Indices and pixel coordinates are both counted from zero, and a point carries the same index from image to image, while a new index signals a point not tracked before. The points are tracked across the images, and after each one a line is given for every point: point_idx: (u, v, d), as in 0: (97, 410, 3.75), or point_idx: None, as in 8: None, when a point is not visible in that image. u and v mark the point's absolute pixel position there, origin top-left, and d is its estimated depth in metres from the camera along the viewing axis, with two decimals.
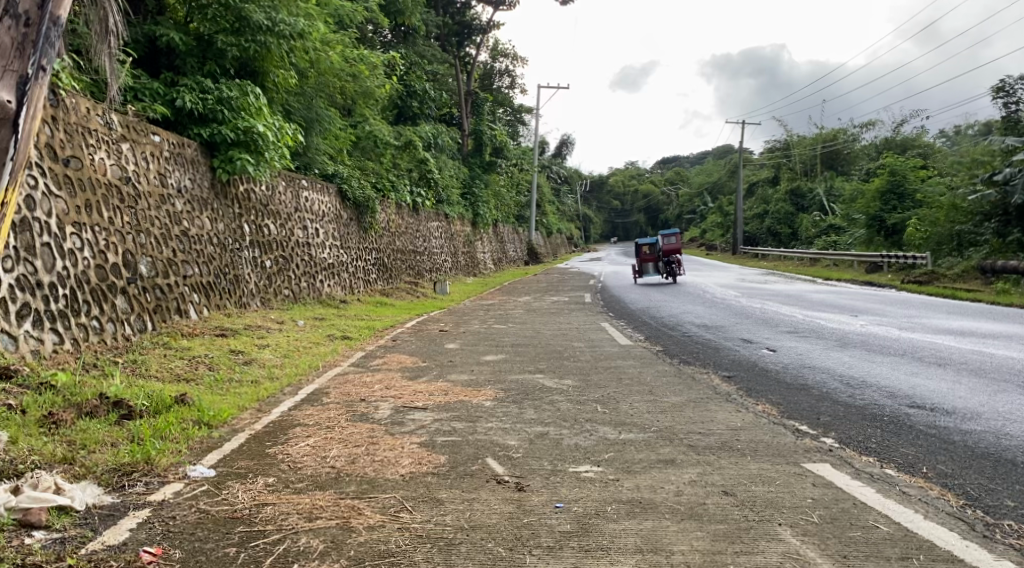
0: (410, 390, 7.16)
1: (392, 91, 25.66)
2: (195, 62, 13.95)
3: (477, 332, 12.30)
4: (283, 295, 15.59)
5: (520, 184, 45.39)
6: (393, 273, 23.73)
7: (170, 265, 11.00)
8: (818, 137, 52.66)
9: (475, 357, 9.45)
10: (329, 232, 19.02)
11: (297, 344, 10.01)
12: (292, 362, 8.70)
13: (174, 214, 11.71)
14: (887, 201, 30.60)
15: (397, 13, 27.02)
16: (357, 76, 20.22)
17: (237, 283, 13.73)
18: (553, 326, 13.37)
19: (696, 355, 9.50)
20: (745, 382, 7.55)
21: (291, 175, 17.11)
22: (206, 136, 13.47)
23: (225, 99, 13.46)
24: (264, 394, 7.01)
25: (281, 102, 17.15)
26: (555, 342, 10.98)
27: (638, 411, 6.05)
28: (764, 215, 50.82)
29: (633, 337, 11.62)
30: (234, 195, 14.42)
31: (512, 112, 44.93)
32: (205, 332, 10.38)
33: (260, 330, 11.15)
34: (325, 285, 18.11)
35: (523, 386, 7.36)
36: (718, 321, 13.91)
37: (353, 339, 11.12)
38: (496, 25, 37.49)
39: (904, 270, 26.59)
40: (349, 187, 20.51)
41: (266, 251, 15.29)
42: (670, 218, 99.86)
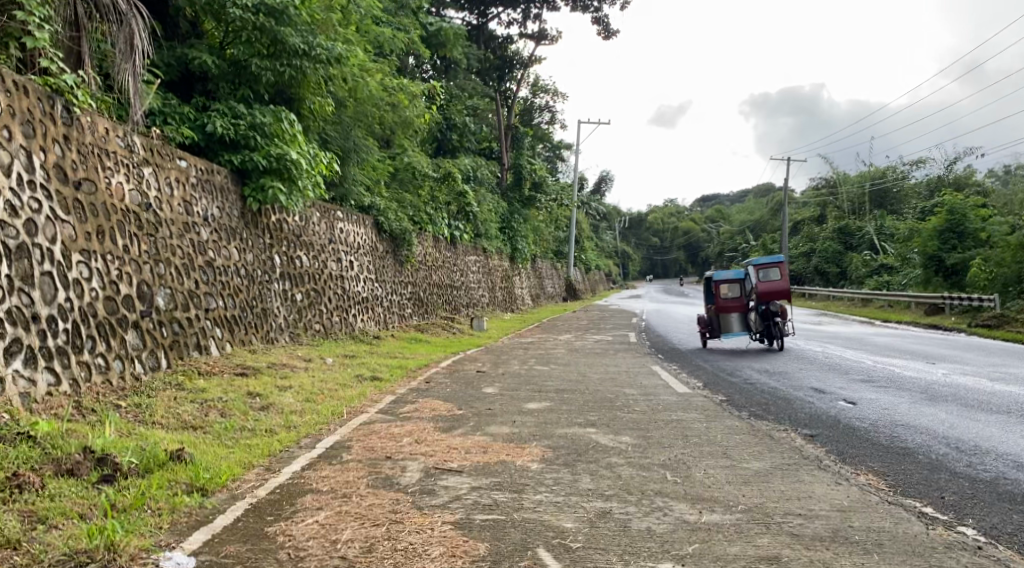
0: (445, 446, 6.19)
1: (431, 122, 25.08)
2: (228, 86, 13.36)
3: (518, 375, 11.32)
4: (313, 330, 14.81)
5: (558, 219, 44.60)
6: (429, 307, 22.92)
7: (192, 299, 10.25)
8: (867, 174, 51.29)
9: (517, 405, 8.46)
10: (364, 265, 18.27)
11: (322, 386, 9.12)
12: (314, 409, 7.77)
13: (199, 244, 10.99)
14: (946, 240, 29.11)
15: (438, 46, 26.52)
16: (396, 106, 19.56)
17: (265, 317, 12.98)
18: (601, 369, 12.34)
19: (768, 408, 8.42)
20: (833, 445, 6.47)
21: (326, 205, 16.44)
22: (237, 162, 12.82)
23: (259, 124, 12.79)
24: (276, 449, 6.11)
25: (318, 130, 16.56)
26: (605, 388, 9.97)
27: (716, 482, 5.04)
28: (810, 253, 49.27)
29: (691, 383, 10.56)
30: (265, 225, 13.74)
31: (552, 148, 44.31)
32: (225, 371, 9.56)
33: (285, 369, 10.31)
34: (359, 320, 17.31)
35: (575, 443, 6.38)
36: (781, 367, 12.77)
37: (385, 380, 10.24)
38: (537, 60, 37.01)
39: (969, 312, 25.12)
40: (385, 219, 19.89)
41: (297, 284, 14.55)
42: (711, 256, 98.18)
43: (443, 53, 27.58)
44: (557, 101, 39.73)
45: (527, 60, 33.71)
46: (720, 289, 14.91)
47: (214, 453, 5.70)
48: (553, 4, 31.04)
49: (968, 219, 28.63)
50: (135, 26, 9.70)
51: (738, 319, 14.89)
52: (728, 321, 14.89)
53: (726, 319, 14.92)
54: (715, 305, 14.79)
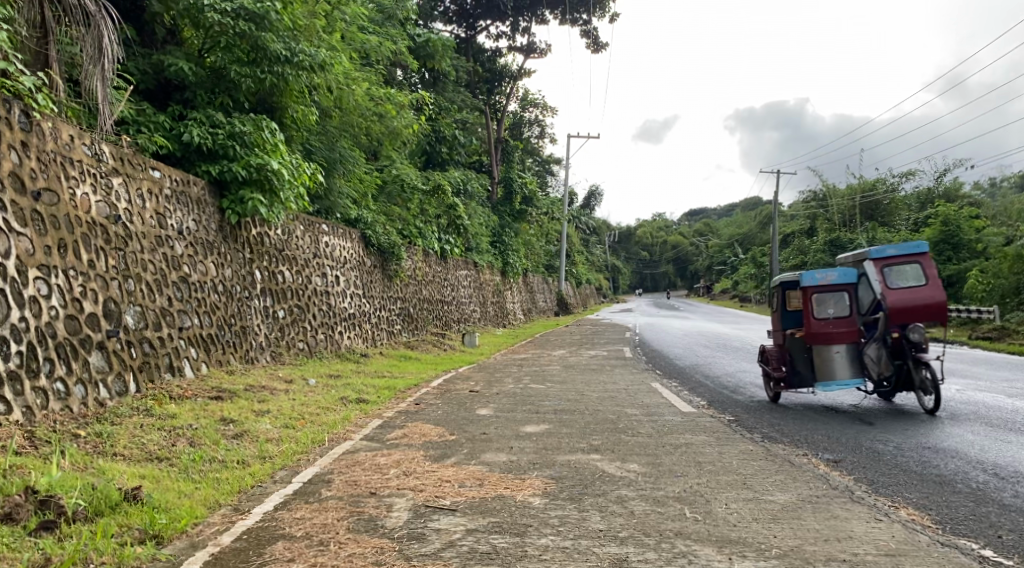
0: (437, 479, 5.63)
1: (419, 135, 24.55)
2: (206, 94, 12.81)
3: (513, 394, 10.72)
4: (297, 348, 14.20)
5: (548, 233, 44.08)
6: (420, 323, 22.34)
7: (164, 316, 9.64)
8: (857, 187, 51.07)
9: (514, 428, 7.89)
10: (351, 280, 17.70)
11: (302, 410, 8.51)
12: (292, 436, 7.17)
13: (173, 259, 10.41)
14: (941, 251, 28.75)
15: (427, 58, 26.08)
16: (383, 116, 19.06)
17: (245, 335, 12.37)
18: (599, 387, 11.76)
19: (780, 430, 7.86)
20: (860, 472, 5.92)
21: (310, 218, 15.87)
22: (215, 173, 12.26)
23: (237, 133, 12.26)
24: (248, 484, 5.53)
25: (301, 140, 16.01)
26: (605, 409, 9.39)
27: (740, 519, 4.55)
28: (802, 266, 48.98)
29: (694, 403, 10.01)
30: (244, 239, 13.16)
31: (543, 161, 44.03)
32: (198, 394, 8.94)
33: (263, 391, 9.68)
34: (345, 337, 16.67)
35: (580, 473, 5.83)
36: None
37: (370, 402, 9.67)
38: (526, 73, 36.71)
39: (969, 325, 24.72)
40: (373, 232, 19.37)
41: (279, 300, 13.95)
42: (701, 269, 97.96)
43: (432, 65, 27.20)
44: (546, 115, 39.39)
45: (516, 73, 33.86)
46: (818, 304, 9.16)
47: (176, 492, 5.14)
48: (541, 17, 30.76)
49: (963, 230, 28.29)
50: (103, 28, 9.09)
51: (848, 354, 9.14)
52: (829, 358, 9.19)
53: (826, 355, 9.20)
54: (808, 332, 9.14)
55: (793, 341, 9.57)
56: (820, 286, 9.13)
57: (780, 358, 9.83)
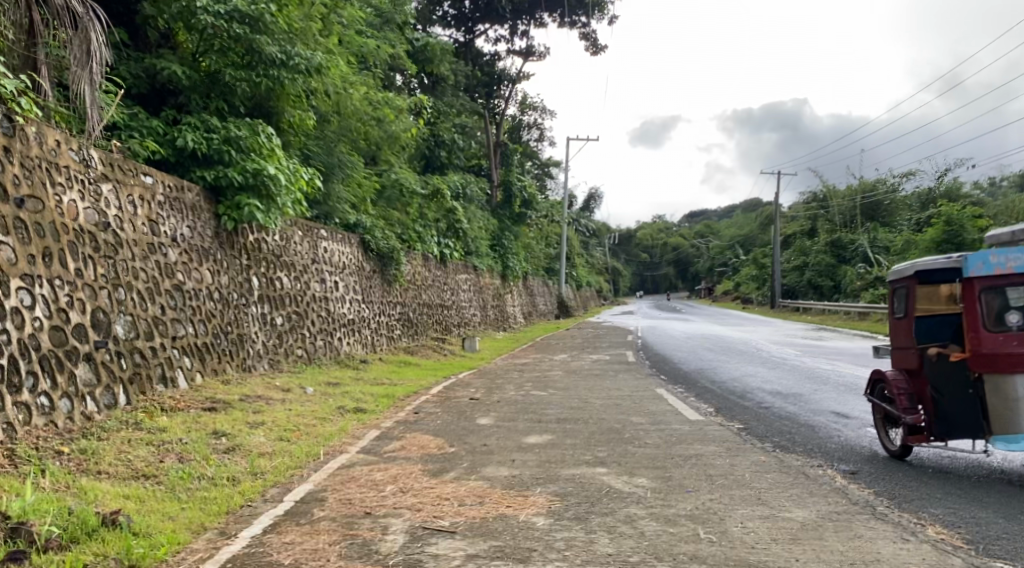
0: (435, 497, 5.34)
1: (418, 138, 24.27)
2: (200, 98, 12.52)
3: (514, 402, 10.43)
4: (295, 356, 13.91)
5: (548, 236, 43.83)
6: (419, 328, 22.06)
7: (156, 326, 9.35)
8: (858, 187, 50.78)
9: (515, 440, 7.60)
10: (349, 285, 17.41)
11: (297, 422, 8.22)
12: (285, 450, 6.88)
13: (167, 267, 10.13)
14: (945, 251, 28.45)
15: (425, 61, 25.81)
16: (381, 120, 18.80)
17: (242, 343, 12.09)
18: (603, 393, 11.47)
19: (792, 439, 7.57)
20: (883, 486, 5.63)
21: (308, 224, 15.60)
22: (210, 178, 11.98)
23: (232, 137, 11.99)
24: (236, 504, 5.26)
25: (298, 145, 15.75)
26: (610, 417, 9.10)
27: (756, 541, 4.30)
28: (803, 267, 48.70)
29: (703, 410, 9.72)
30: (242, 245, 12.88)
31: (542, 164, 43.76)
32: (192, 406, 8.65)
33: (259, 402, 9.38)
34: (344, 344, 16.39)
35: (586, 489, 5.56)
36: (793, 388, 11.95)
37: (368, 412, 9.38)
38: (525, 76, 36.45)
39: None
40: (372, 237, 19.08)
41: (277, 307, 13.67)
42: (701, 271, 97.71)
43: (430, 69, 26.94)
44: (545, 117, 39.17)
45: (515, 76, 33.60)
46: (993, 308, 5.98)
47: (160, 516, 4.88)
48: (540, 19, 30.49)
49: (966, 230, 27.98)
50: (92, 31, 8.69)
51: None
52: (1010, 395, 5.90)
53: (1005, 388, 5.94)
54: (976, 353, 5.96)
55: (948, 368, 6.30)
56: (991, 282, 5.97)
57: (918, 395, 6.66)
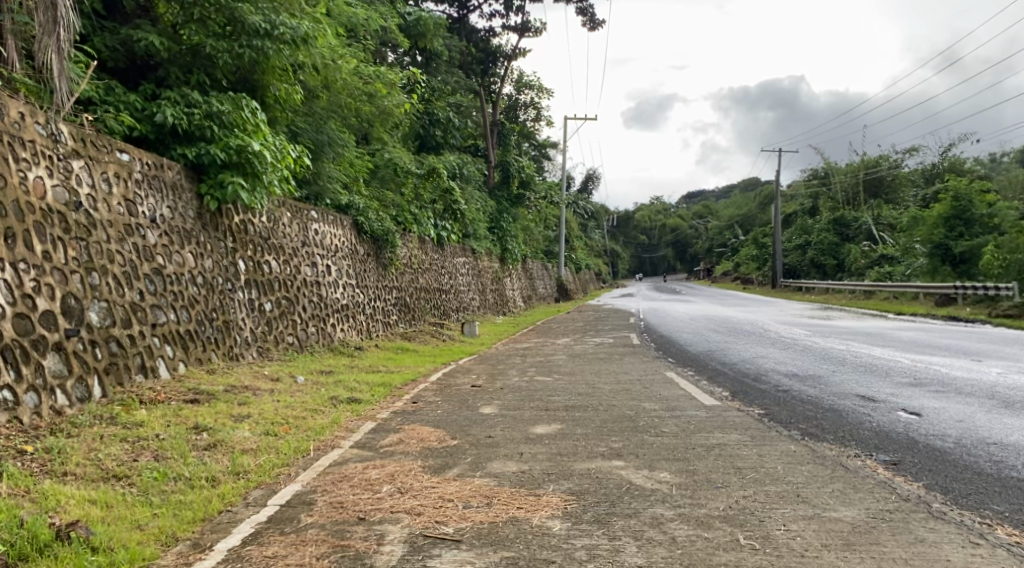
0: (436, 498, 4.80)
1: (412, 116, 23.62)
2: (181, 73, 11.92)
3: (519, 388, 9.90)
4: (286, 343, 13.37)
5: (546, 218, 43.21)
6: (417, 313, 21.51)
7: (135, 312, 8.79)
8: (859, 164, 50.11)
9: (521, 430, 7.08)
10: (343, 269, 16.84)
11: (286, 414, 7.68)
12: (271, 446, 6.32)
13: (145, 249, 9.57)
14: (952, 228, 27.93)
15: (418, 37, 25.10)
16: (373, 97, 18.17)
17: (228, 331, 11.55)
18: (611, 378, 10.94)
19: (819, 425, 7.05)
20: (929, 479, 5.11)
21: (298, 205, 15.03)
22: (192, 157, 11.39)
23: (215, 113, 11.41)
24: (214, 510, 4.71)
25: (287, 123, 15.15)
26: (622, 403, 8.57)
27: (790, 554, 3.91)
28: (804, 246, 48.12)
29: (716, 394, 9.20)
30: (226, 227, 12.29)
31: (539, 145, 43.13)
32: (172, 397, 8.12)
33: (245, 392, 8.84)
34: (339, 330, 15.83)
35: (603, 485, 5.02)
36: (808, 370, 11.43)
37: (363, 402, 8.84)
38: (521, 54, 35.79)
39: (983, 302, 23.97)
40: (366, 220, 18.48)
41: (265, 292, 13.13)
42: (701, 252, 97.08)
43: (423, 46, 26.28)
44: (542, 97, 38.59)
45: (511, 54, 32.93)
46: None
47: (126, 531, 4.35)
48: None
49: (973, 205, 27.45)
50: None
51: None
52: None
53: None
54: None
55: None
56: None
57: None
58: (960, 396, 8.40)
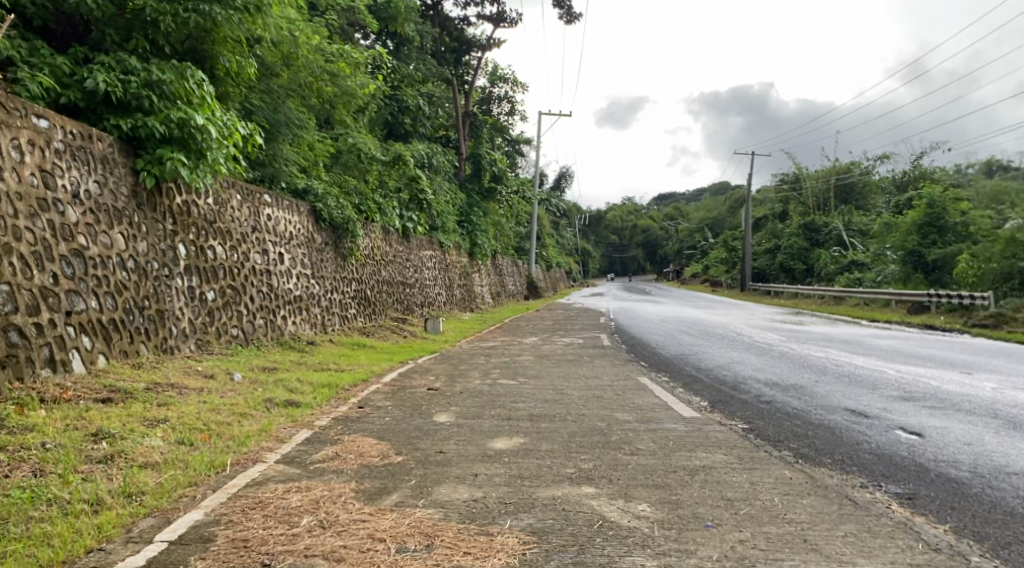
0: (363, 538, 4.01)
1: (378, 100, 22.59)
2: (118, 37, 10.93)
3: (478, 393, 9.07)
4: (228, 336, 12.34)
5: (516, 213, 42.40)
6: (378, 307, 20.49)
7: (45, 298, 7.83)
8: (830, 170, 49.96)
9: (477, 445, 6.22)
10: (298, 258, 15.84)
11: (209, 419, 6.73)
12: (180, 458, 5.38)
13: (64, 227, 8.61)
14: (923, 235, 27.45)
15: (389, 20, 24.08)
16: (336, 76, 17.14)
17: (162, 321, 10.51)
18: (579, 382, 10.14)
19: (812, 444, 6.28)
20: (955, 521, 4.32)
21: (249, 188, 14.02)
22: (127, 128, 10.34)
23: (154, 82, 10.43)
24: (81, 549, 3.98)
25: (240, 99, 14.16)
26: (591, 413, 7.76)
27: None
28: (775, 250, 47.80)
29: (694, 404, 8.41)
30: (166, 208, 11.27)
31: (511, 139, 42.34)
32: (81, 396, 7.10)
33: (168, 391, 7.83)
34: (291, 323, 14.81)
35: (571, 520, 4.25)
36: (788, 379, 10.69)
37: (303, 405, 7.95)
38: (495, 45, 34.94)
39: (956, 311, 23.59)
40: (326, 206, 17.44)
41: (208, 280, 12.08)
42: (670, 253, 97.11)
43: (394, 30, 25.32)
44: (516, 91, 37.91)
45: (485, 44, 31.99)
46: None
47: None
48: None
49: (947, 213, 27.06)
50: None
51: None
52: None
53: None
54: None
55: None
56: None
57: None
58: (960, 414, 7.69)
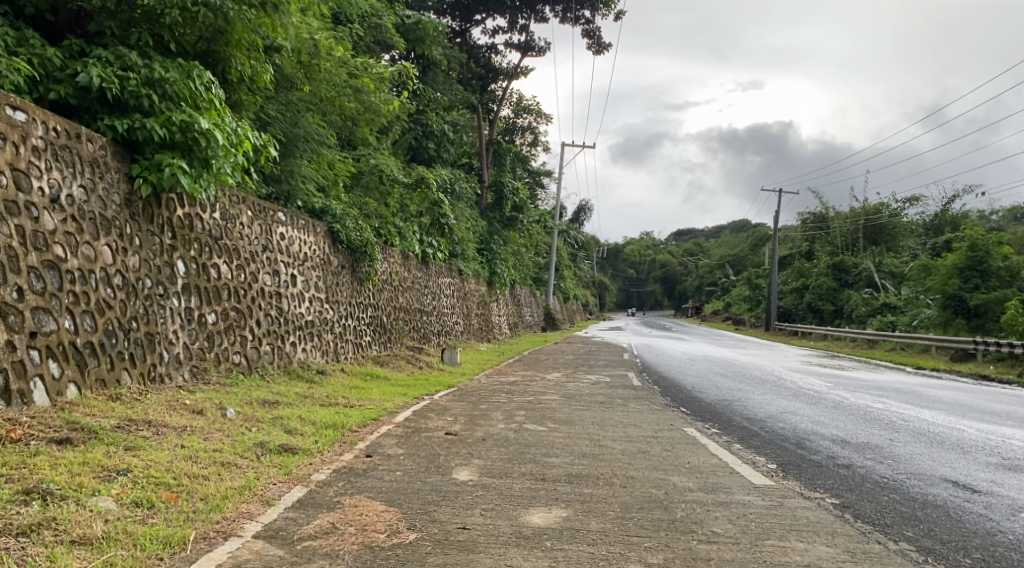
0: None
1: (401, 121, 21.49)
2: (119, 31, 9.96)
3: (503, 441, 7.83)
4: (229, 364, 11.14)
5: (536, 244, 41.23)
6: (393, 335, 19.28)
7: (2, 316, 6.92)
8: (859, 210, 48.52)
9: (510, 519, 4.97)
10: (312, 281, 14.69)
11: (181, 470, 5.52)
12: (123, 540, 4.34)
13: (37, 236, 7.59)
14: (966, 279, 25.96)
15: (417, 42, 23.06)
16: (359, 91, 16.09)
17: (151, 345, 9.33)
18: (619, 432, 8.85)
19: (939, 537, 5.01)
20: None
21: (262, 204, 12.94)
22: (122, 130, 9.22)
23: (156, 80, 9.39)
24: None
25: (254, 107, 13.14)
26: (642, 476, 6.46)
27: None
28: (803, 289, 46.25)
29: (764, 468, 7.12)
30: (166, 220, 10.16)
31: (534, 170, 41.36)
32: (32, 434, 5.90)
33: (141, 431, 6.61)
34: (300, 350, 13.61)
35: None
36: (863, 437, 9.29)
37: (303, 452, 6.72)
38: (522, 73, 34.01)
39: (1006, 361, 22.04)
40: (343, 228, 16.36)
41: (209, 301, 10.93)
42: (691, 290, 95.49)
43: (420, 53, 24.36)
44: (540, 122, 37.05)
45: (512, 71, 31.09)
46: None
47: None
48: (542, 15, 28.65)
49: (990, 256, 25.55)
50: None
51: None
52: None
53: None
54: None
55: None
56: None
57: None
58: None
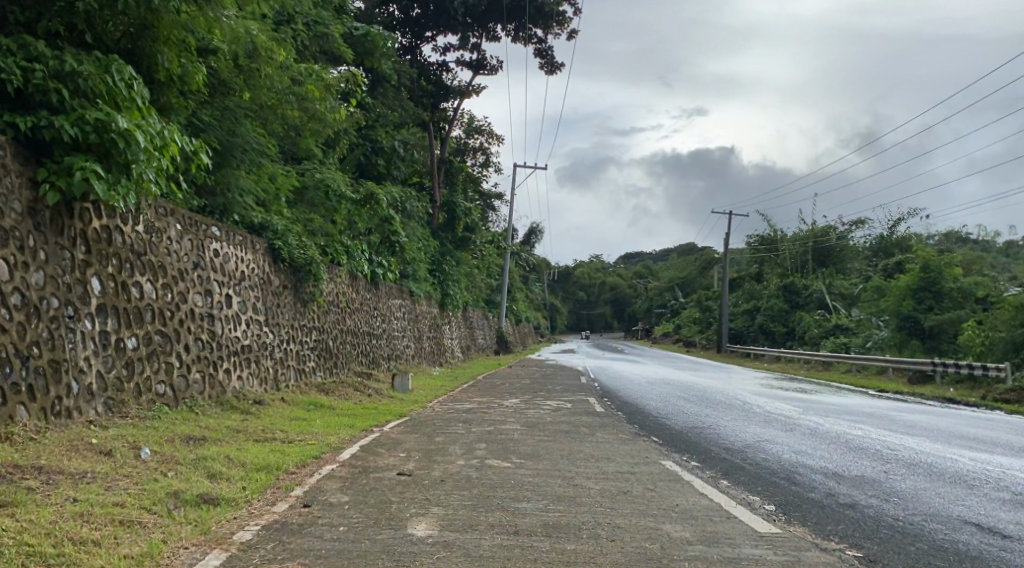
0: None
1: (349, 136, 20.46)
2: (25, 18, 8.82)
3: (465, 482, 6.81)
4: (151, 395, 9.93)
5: (489, 266, 40.33)
6: (340, 360, 18.10)
7: None
8: (807, 233, 48.79)
9: None
10: (249, 302, 13.50)
11: (64, 535, 4.44)
12: None
13: None
14: (920, 299, 25.78)
15: (365, 56, 22.12)
16: (303, 99, 15.05)
17: (56, 376, 8.13)
18: (594, 468, 7.90)
19: None
20: None
21: (194, 218, 11.78)
22: (25, 128, 8.04)
23: (67, 73, 8.26)
24: None
25: (188, 111, 12.02)
26: (631, 524, 5.54)
27: None
28: (754, 312, 46.13)
29: (763, 511, 6.23)
30: (79, 231, 8.97)
31: (487, 192, 40.48)
32: None
33: (27, 481, 5.46)
34: (235, 378, 12.39)
35: None
36: (855, 469, 8.48)
37: (227, 503, 5.63)
38: (473, 92, 33.25)
39: (965, 382, 21.74)
40: (284, 245, 15.21)
41: (128, 324, 9.73)
42: (640, 312, 95.38)
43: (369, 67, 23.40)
44: (492, 143, 36.33)
45: (464, 89, 30.31)
46: None
47: None
48: (493, 33, 27.95)
49: (942, 277, 25.41)
50: None
51: None
52: None
53: None
54: None
55: None
56: None
57: None
58: None
